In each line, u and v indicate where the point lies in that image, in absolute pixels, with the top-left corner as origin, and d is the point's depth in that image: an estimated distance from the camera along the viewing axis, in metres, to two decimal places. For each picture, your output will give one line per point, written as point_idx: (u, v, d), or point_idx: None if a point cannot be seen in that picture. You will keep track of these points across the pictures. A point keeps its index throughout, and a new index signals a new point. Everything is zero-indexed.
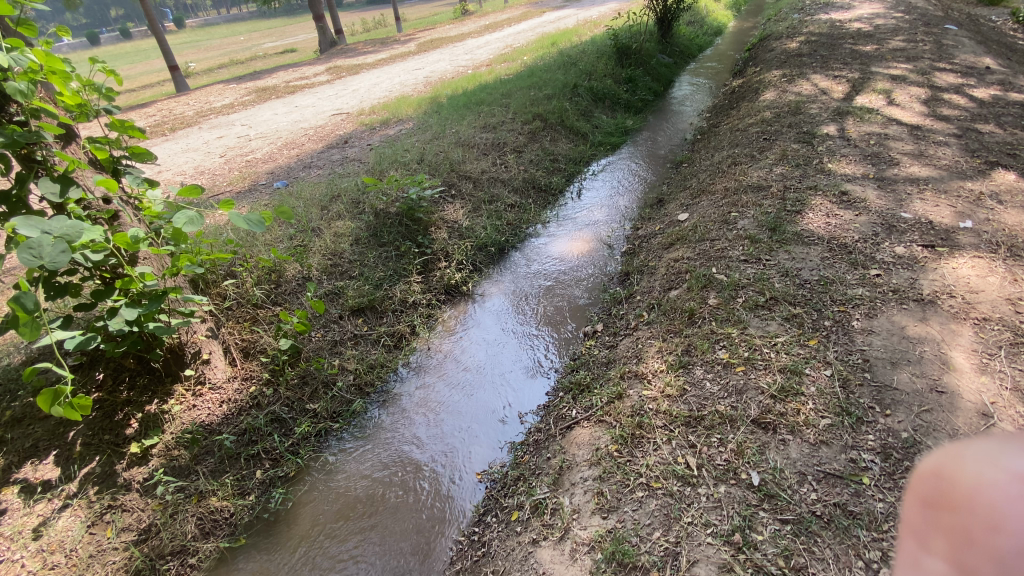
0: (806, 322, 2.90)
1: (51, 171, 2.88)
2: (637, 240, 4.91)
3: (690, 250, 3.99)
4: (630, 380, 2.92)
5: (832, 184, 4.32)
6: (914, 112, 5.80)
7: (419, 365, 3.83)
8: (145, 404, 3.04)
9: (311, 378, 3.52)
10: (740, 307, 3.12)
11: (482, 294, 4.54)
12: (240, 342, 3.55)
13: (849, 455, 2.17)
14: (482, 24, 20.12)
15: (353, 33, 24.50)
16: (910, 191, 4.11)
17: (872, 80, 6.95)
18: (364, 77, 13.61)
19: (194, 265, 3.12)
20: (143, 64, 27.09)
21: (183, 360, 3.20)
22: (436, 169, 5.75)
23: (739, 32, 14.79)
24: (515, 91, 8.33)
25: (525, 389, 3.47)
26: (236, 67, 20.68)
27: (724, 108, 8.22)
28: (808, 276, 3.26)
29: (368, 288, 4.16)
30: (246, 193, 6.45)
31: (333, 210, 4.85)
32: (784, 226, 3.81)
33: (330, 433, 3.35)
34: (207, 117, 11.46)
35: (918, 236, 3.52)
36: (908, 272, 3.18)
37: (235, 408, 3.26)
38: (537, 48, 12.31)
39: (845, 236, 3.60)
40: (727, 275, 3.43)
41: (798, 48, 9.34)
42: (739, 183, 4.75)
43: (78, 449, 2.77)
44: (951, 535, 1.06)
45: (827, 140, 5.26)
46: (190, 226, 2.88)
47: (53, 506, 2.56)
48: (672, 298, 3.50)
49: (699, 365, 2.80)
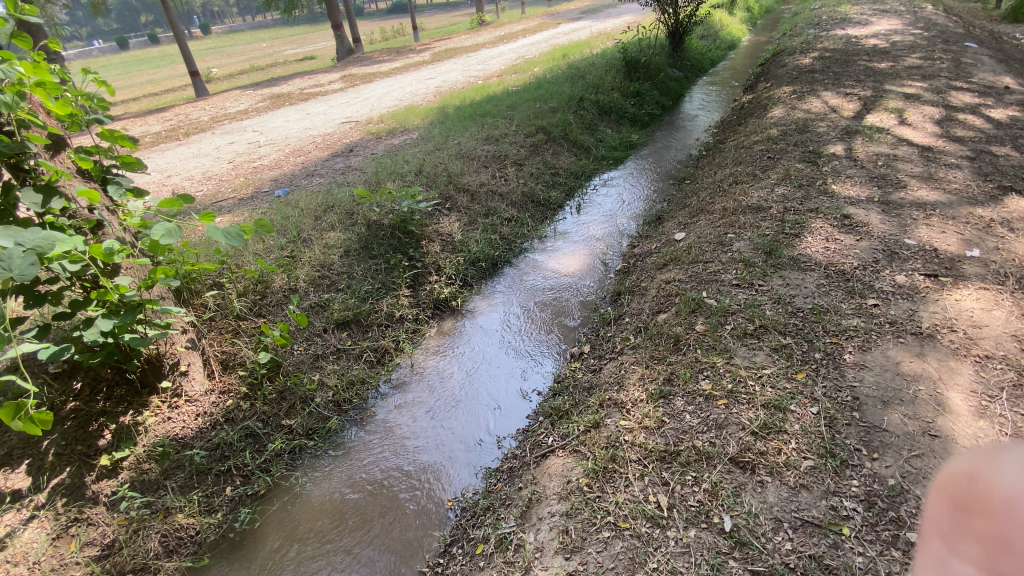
0: (795, 353, 2.77)
1: (36, 180, 2.89)
2: (633, 258, 4.81)
3: (682, 271, 3.88)
4: (609, 408, 2.81)
5: (834, 206, 4.18)
6: (926, 133, 5.64)
7: (401, 382, 3.76)
8: (120, 415, 3.00)
9: (289, 394, 3.47)
10: (727, 334, 3.00)
11: (472, 310, 4.48)
12: (220, 354, 3.54)
13: (830, 502, 2.04)
14: (497, 35, 20.26)
15: (371, 42, 24.83)
16: (916, 216, 3.97)
17: (885, 98, 6.79)
18: (376, 86, 13.75)
19: (172, 278, 3.07)
20: (167, 69, 27.75)
21: (160, 371, 3.19)
22: (434, 181, 5.72)
23: (754, 46, 14.67)
24: (520, 103, 8.31)
25: (506, 411, 3.37)
26: (256, 73, 21.04)
27: (733, 123, 8.10)
28: (801, 303, 3.14)
29: (354, 302, 4.12)
30: (247, 201, 6.49)
31: (326, 221, 4.85)
32: (780, 250, 3.69)
33: (304, 451, 3.28)
34: (221, 123, 11.62)
35: (921, 264, 3.38)
36: (907, 302, 3.04)
37: (210, 422, 3.22)
38: (548, 60, 12.31)
39: (844, 262, 3.47)
40: (718, 300, 3.32)
41: (810, 63, 9.20)
42: (739, 203, 4.64)
43: (50, 459, 2.74)
44: (977, 543, 1.52)
45: (833, 160, 5.12)
46: (168, 238, 2.84)
47: (21, 517, 2.52)
48: (660, 321, 3.39)
49: (680, 396, 2.69)
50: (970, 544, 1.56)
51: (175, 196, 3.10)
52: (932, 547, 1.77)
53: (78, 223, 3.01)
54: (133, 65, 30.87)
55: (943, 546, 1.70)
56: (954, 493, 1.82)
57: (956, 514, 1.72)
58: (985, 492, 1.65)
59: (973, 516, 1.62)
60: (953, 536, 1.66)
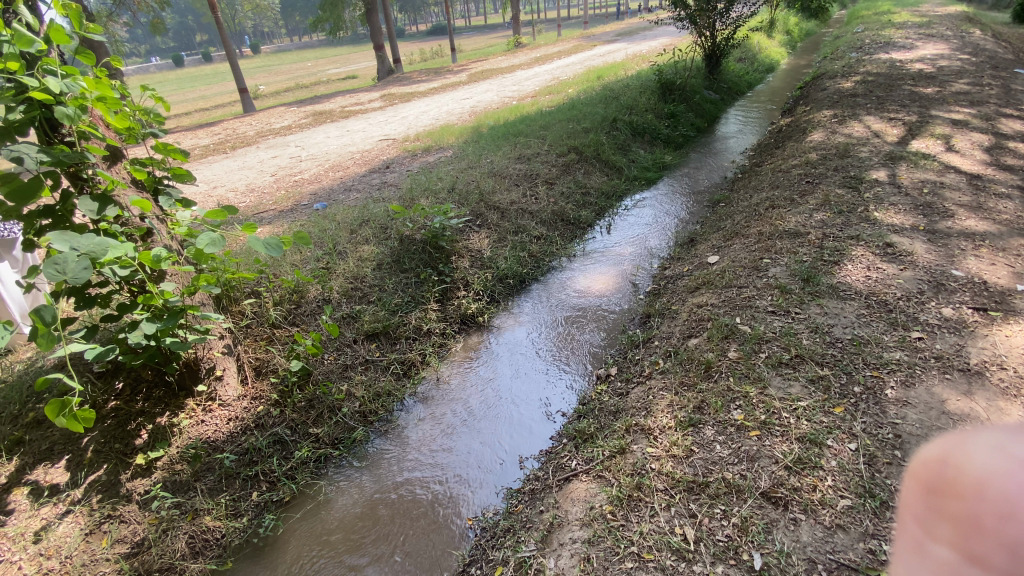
0: (832, 386, 2.66)
1: (93, 189, 3.09)
2: (663, 280, 4.74)
3: (715, 295, 3.79)
4: (636, 434, 2.74)
5: (876, 234, 4.04)
6: (975, 160, 5.43)
7: (425, 395, 3.78)
8: (157, 416, 3.14)
9: (317, 403, 3.52)
10: (761, 363, 2.91)
11: (498, 326, 4.49)
12: (254, 360, 3.64)
13: (868, 545, 1.93)
14: (533, 56, 20.62)
15: (411, 63, 25.64)
16: (964, 247, 3.80)
17: (930, 124, 6.58)
18: (414, 105, 14.15)
19: (213, 285, 3.20)
20: (218, 86, 29.23)
21: (197, 374, 3.30)
22: (466, 199, 5.82)
23: (793, 69, 14.48)
24: (554, 123, 8.39)
25: (530, 431, 3.33)
26: (301, 91, 21.98)
27: (769, 146, 7.97)
28: (840, 334, 3.03)
29: (384, 314, 4.19)
30: (287, 213, 6.73)
31: (361, 234, 4.97)
32: (818, 277, 3.58)
33: (329, 460, 3.32)
34: (266, 138, 12.15)
35: (969, 297, 3.22)
36: (954, 337, 2.90)
37: (240, 426, 3.29)
38: (583, 81, 12.43)
39: (886, 292, 3.33)
40: (752, 327, 3.24)
41: (852, 87, 8.99)
42: (775, 228, 4.53)
43: (89, 455, 2.88)
44: (952, 524, 1.32)
45: (875, 186, 4.96)
46: (212, 248, 2.98)
47: (57, 511, 2.65)
48: (691, 346, 3.31)
49: (711, 425, 2.60)
50: (946, 527, 1.33)
51: (220, 207, 3.25)
52: (913, 532, 1.52)
53: (128, 229, 3.18)
54: (188, 82, 32.50)
55: (920, 532, 1.45)
56: (929, 479, 1.57)
57: (930, 499, 1.47)
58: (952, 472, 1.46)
59: (947, 498, 1.40)
60: (929, 518, 1.43)
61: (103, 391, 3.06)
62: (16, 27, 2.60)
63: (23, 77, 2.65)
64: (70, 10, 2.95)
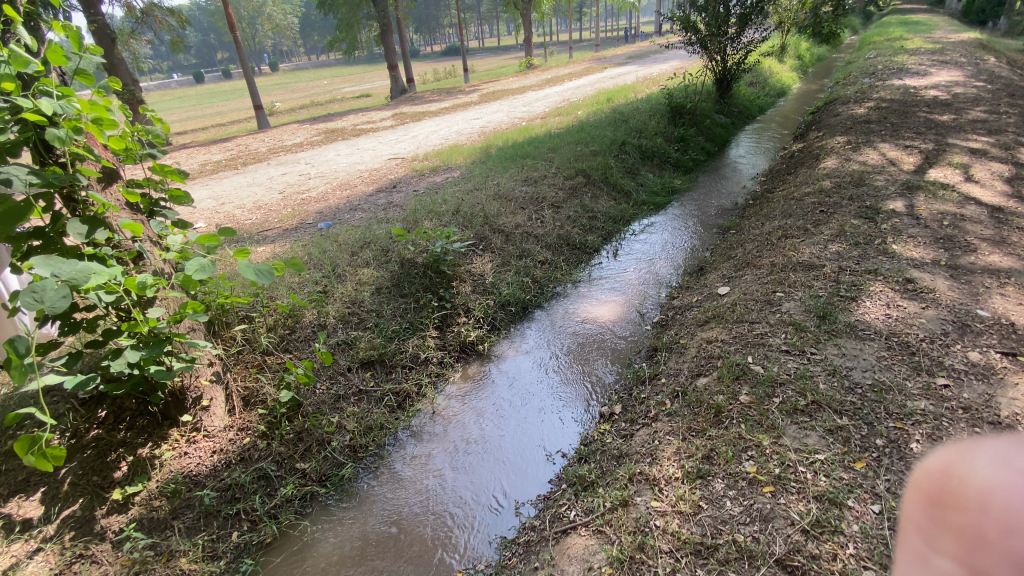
0: (852, 437, 2.47)
1: (85, 211, 3.02)
2: (671, 310, 4.57)
3: (725, 331, 3.61)
4: (640, 484, 2.55)
5: (895, 268, 3.86)
6: (996, 191, 5.24)
7: (419, 429, 3.61)
8: (139, 447, 3.01)
9: (306, 435, 3.37)
10: (775, 409, 2.72)
11: (499, 356, 4.34)
12: (243, 389, 3.51)
13: None
14: (544, 78, 20.82)
15: (424, 82, 26.01)
16: (989, 284, 3.61)
17: (948, 152, 6.42)
18: (425, 124, 14.24)
19: (201, 312, 3.09)
20: (235, 102, 29.78)
21: (183, 404, 3.19)
22: (471, 221, 5.72)
23: (805, 94, 14.42)
24: (562, 145, 8.33)
25: (527, 473, 3.14)
26: (315, 109, 22.30)
27: (781, 172, 7.84)
28: (860, 378, 2.84)
29: (380, 341, 4.06)
30: (291, 231, 6.69)
31: (362, 257, 4.88)
32: (835, 314, 3.40)
33: (315, 498, 3.15)
34: (277, 155, 12.25)
35: (997, 340, 3.03)
36: (982, 385, 2.71)
37: (225, 460, 3.15)
38: (593, 103, 12.44)
39: (908, 333, 3.15)
40: (765, 367, 3.06)
41: (865, 113, 8.86)
42: (789, 259, 4.36)
43: (65, 488, 2.74)
44: (954, 539, 1.19)
45: (893, 217, 4.78)
46: (200, 274, 2.88)
47: (27, 548, 2.52)
48: (699, 386, 3.12)
49: (721, 478, 2.42)
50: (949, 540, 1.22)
51: (213, 232, 3.16)
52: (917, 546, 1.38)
53: (120, 253, 3.09)
54: (206, 98, 33.19)
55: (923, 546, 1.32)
56: (931, 485, 1.44)
57: (934, 511, 1.32)
58: (954, 478, 1.35)
59: (948, 509, 1.27)
60: (930, 532, 1.29)
61: (85, 419, 2.92)
62: (12, 49, 2.56)
63: (17, 98, 2.60)
64: (69, 32, 2.92)
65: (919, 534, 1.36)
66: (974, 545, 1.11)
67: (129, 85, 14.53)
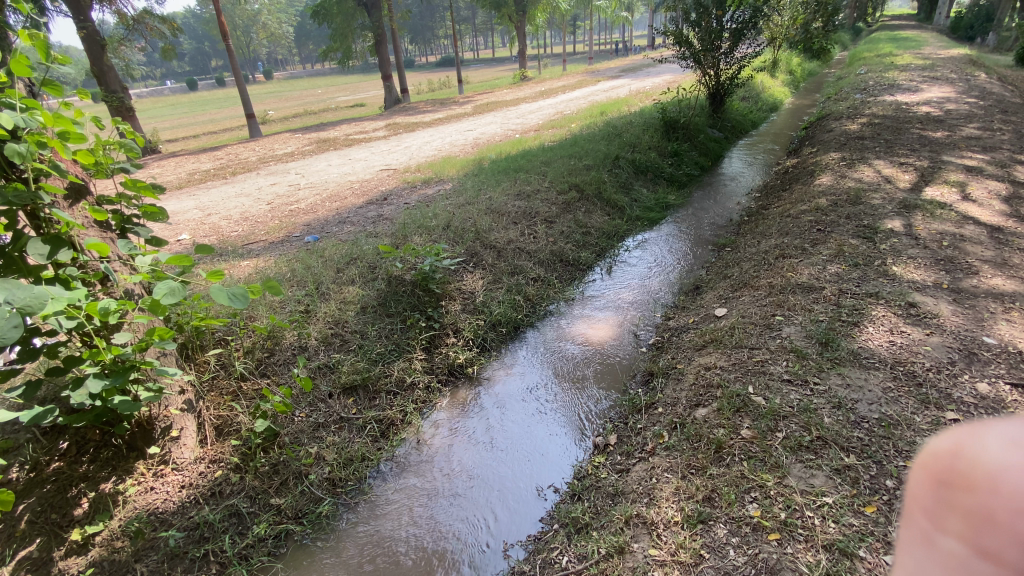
0: (861, 478, 2.33)
1: (48, 231, 2.82)
2: (667, 332, 4.43)
3: (724, 357, 3.48)
4: (636, 529, 2.39)
5: (896, 291, 3.75)
6: (994, 210, 5.17)
7: (403, 461, 3.42)
8: (101, 482, 2.79)
9: (283, 468, 3.17)
10: (778, 445, 2.58)
11: (488, 379, 4.17)
12: (215, 419, 3.32)
13: None
14: (538, 90, 20.84)
15: (419, 93, 26.02)
16: (994, 309, 3.50)
17: (943, 170, 6.38)
18: (418, 135, 14.15)
19: (170, 338, 2.88)
20: (228, 110, 29.61)
21: (150, 435, 2.99)
22: (461, 237, 5.57)
23: (796, 109, 14.52)
24: (555, 159, 8.24)
25: (517, 511, 2.96)
26: (308, 118, 22.17)
27: (776, 188, 7.78)
28: (867, 412, 2.70)
29: (364, 364, 3.88)
30: (277, 245, 6.50)
31: (347, 275, 4.71)
32: (837, 341, 3.27)
33: (290, 537, 2.94)
34: (267, 164, 12.08)
35: (1006, 370, 2.90)
36: (994, 420, 2.57)
37: (194, 495, 2.94)
38: (586, 116, 12.42)
39: (913, 362, 3.02)
40: (766, 398, 2.92)
41: (859, 129, 8.85)
42: (787, 280, 4.25)
43: (22, 527, 2.50)
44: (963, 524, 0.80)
45: (891, 237, 4.69)
46: (169, 298, 2.67)
47: None
48: (698, 418, 2.97)
49: (723, 522, 2.27)
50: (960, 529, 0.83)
51: (185, 252, 2.96)
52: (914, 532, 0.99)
53: (85, 275, 2.91)
54: (198, 106, 33.01)
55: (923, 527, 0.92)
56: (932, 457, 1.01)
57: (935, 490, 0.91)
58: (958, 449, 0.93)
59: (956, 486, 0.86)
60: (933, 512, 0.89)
61: (47, 450, 2.69)
62: None
63: None
64: (36, 41, 2.69)
65: (919, 512, 0.94)
66: (979, 528, 0.77)
67: (119, 93, 14.36)
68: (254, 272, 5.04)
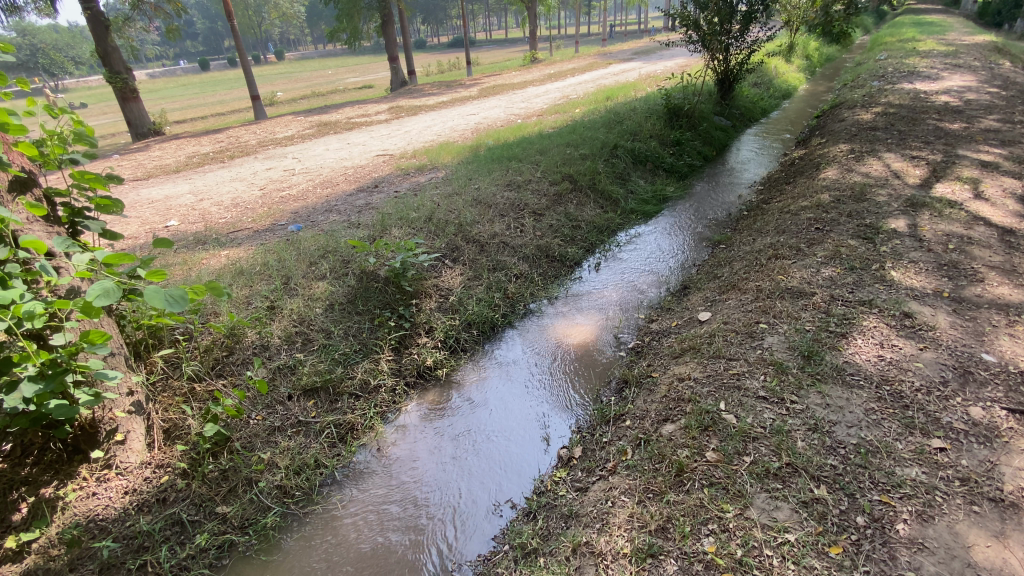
0: (829, 514, 2.14)
1: None
2: (648, 336, 4.22)
3: (699, 367, 3.28)
4: (583, 559, 2.24)
5: (891, 300, 3.50)
6: (1007, 210, 4.85)
7: (360, 469, 3.30)
8: (42, 486, 2.65)
9: (232, 474, 3.08)
10: (744, 471, 2.40)
11: (457, 382, 4.01)
12: (165, 422, 3.21)
13: None
14: (548, 73, 20.32)
15: (427, 75, 25.52)
16: (997, 322, 3.23)
17: (957, 165, 6.02)
18: (420, 119, 13.86)
19: (107, 342, 2.68)
20: (238, 91, 29.35)
21: (95, 438, 2.84)
22: (443, 229, 5.39)
23: (811, 96, 13.97)
24: (551, 147, 7.97)
25: (468, 528, 2.81)
26: (315, 100, 21.88)
27: (779, 181, 7.45)
28: (844, 436, 2.50)
29: (326, 365, 3.77)
30: (260, 234, 6.36)
31: (319, 269, 4.57)
32: (820, 355, 3.05)
33: (234, 547, 2.82)
34: (266, 147, 11.93)
35: (1003, 393, 2.66)
36: (984, 451, 2.36)
37: (138, 501, 2.81)
38: (590, 102, 12.04)
39: (901, 381, 2.79)
40: (737, 417, 2.72)
41: (872, 119, 8.43)
42: (776, 284, 4.02)
43: None
44: None
45: (893, 238, 4.41)
46: (103, 299, 2.48)
47: None
48: (664, 436, 2.80)
49: (674, 557, 2.11)
50: None
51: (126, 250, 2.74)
52: None
53: (25, 272, 2.71)
54: (210, 87, 32.82)
55: None
56: None
57: None
58: None
59: None
60: None
61: None
62: None
63: None
64: None
65: None
66: None
67: (122, 74, 14.14)
68: (229, 263, 4.92)
